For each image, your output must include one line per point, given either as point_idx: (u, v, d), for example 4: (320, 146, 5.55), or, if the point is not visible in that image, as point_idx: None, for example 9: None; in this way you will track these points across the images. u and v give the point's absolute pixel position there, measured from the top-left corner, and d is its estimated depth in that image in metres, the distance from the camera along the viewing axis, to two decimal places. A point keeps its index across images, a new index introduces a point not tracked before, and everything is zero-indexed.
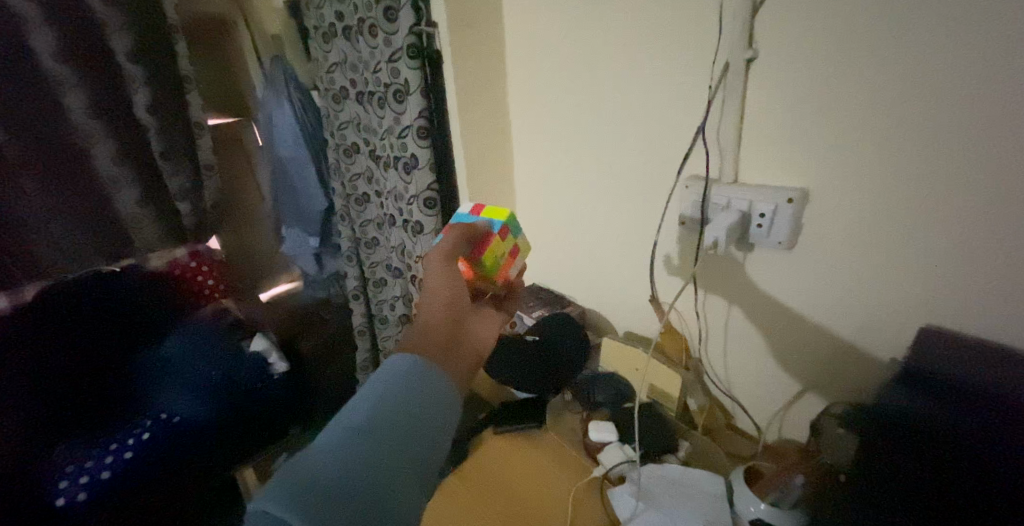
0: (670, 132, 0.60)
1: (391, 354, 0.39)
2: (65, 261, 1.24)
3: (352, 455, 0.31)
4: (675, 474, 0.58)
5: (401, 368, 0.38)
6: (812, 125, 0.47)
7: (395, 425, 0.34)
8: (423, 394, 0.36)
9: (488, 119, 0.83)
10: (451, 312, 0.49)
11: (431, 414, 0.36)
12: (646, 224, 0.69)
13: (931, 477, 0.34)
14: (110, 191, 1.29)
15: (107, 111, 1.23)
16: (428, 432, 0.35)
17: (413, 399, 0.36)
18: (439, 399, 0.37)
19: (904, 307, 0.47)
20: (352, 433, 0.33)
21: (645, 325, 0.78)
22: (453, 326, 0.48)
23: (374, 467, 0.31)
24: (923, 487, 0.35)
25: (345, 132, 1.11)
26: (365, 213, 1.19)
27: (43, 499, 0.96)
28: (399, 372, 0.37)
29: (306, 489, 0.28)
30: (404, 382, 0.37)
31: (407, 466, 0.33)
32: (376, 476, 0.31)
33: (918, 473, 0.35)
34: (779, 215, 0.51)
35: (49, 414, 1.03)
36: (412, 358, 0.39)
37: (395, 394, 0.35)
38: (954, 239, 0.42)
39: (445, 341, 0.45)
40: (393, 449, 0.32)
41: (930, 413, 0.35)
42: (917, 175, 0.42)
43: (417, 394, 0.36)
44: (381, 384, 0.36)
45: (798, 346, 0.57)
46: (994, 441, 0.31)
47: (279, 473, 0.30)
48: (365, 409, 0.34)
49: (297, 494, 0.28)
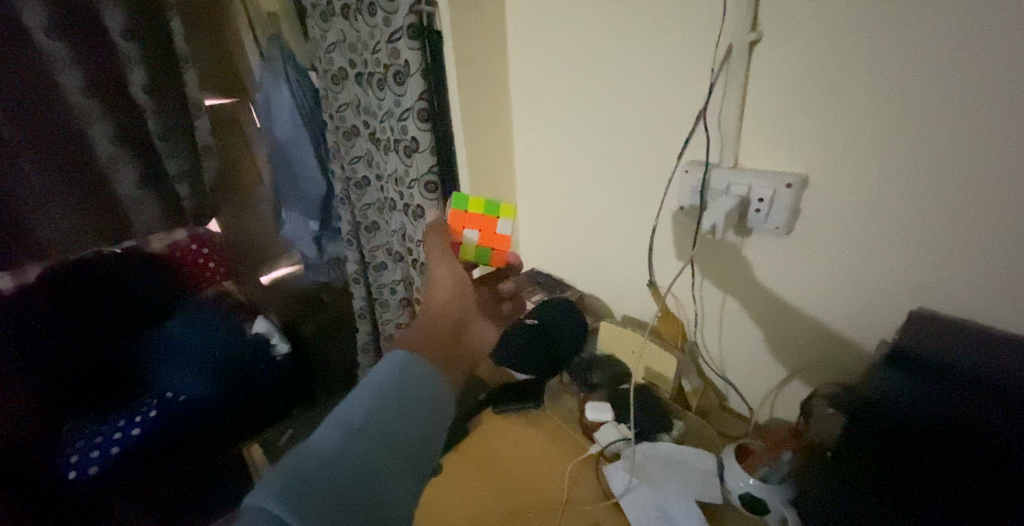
0: (674, 113, 0.59)
1: (386, 352, 0.40)
2: (66, 242, 1.25)
3: (346, 454, 0.31)
4: (668, 451, 0.60)
5: (396, 365, 0.38)
6: (816, 109, 0.47)
7: (389, 426, 0.34)
8: (416, 392, 0.36)
9: (490, 99, 0.82)
10: (450, 317, 0.49)
11: (425, 413, 0.36)
12: (646, 208, 0.69)
13: (925, 476, 0.34)
14: (107, 174, 1.28)
15: (105, 92, 1.22)
16: (421, 428, 0.35)
17: (408, 399, 0.36)
18: (445, 403, 0.38)
19: (897, 292, 0.48)
20: (353, 431, 0.33)
21: (643, 307, 0.79)
22: (456, 326, 0.48)
23: (371, 468, 0.31)
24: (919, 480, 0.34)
25: (343, 114, 1.09)
26: (365, 196, 1.19)
27: (57, 473, 0.97)
28: (392, 369, 0.37)
29: (307, 489, 0.28)
30: (403, 381, 0.37)
31: (401, 468, 0.33)
32: (371, 474, 0.31)
33: (909, 472, 0.35)
34: (776, 200, 0.51)
35: (57, 394, 1.05)
36: (404, 354, 0.39)
37: (391, 395, 0.35)
38: (953, 223, 0.42)
39: (448, 341, 0.45)
40: (396, 456, 0.33)
41: (951, 411, 0.33)
42: (921, 160, 0.42)
43: (423, 403, 0.36)
44: (379, 381, 0.37)
45: (794, 331, 0.58)
46: (1018, 433, 0.30)
47: (277, 471, 0.30)
48: (362, 407, 0.34)
49: (296, 494, 0.28)
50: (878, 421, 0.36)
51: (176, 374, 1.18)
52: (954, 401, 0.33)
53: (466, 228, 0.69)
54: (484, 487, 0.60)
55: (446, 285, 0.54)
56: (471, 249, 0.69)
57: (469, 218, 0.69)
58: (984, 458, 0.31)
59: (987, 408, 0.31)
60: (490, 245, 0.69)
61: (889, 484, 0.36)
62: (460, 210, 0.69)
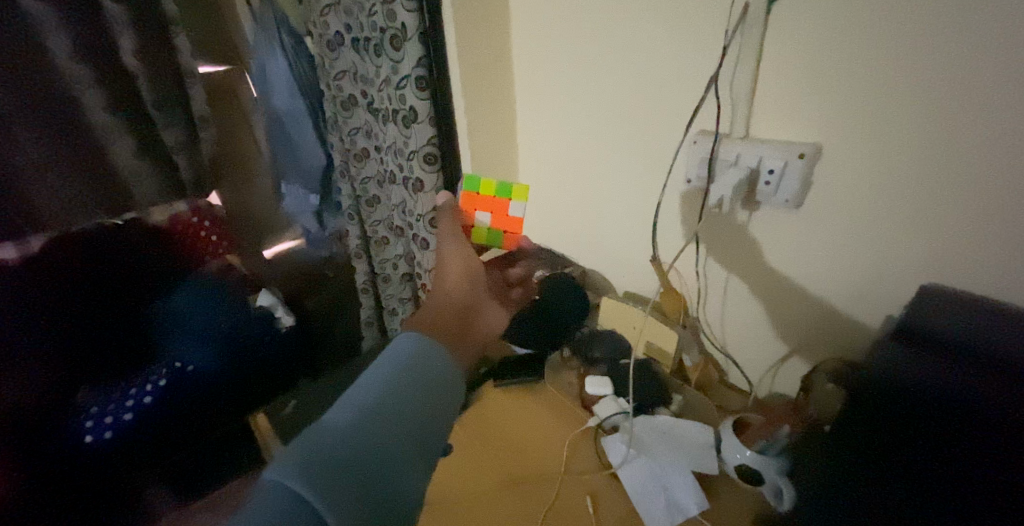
0: (683, 80, 0.57)
1: (399, 332, 0.41)
2: (67, 212, 1.15)
3: (361, 432, 0.31)
4: (666, 425, 0.60)
5: (409, 347, 0.38)
6: (832, 76, 0.45)
7: (403, 406, 0.34)
8: (425, 372, 0.37)
9: (492, 67, 0.79)
10: (461, 301, 0.50)
11: (436, 392, 0.36)
12: (651, 181, 0.67)
13: (928, 447, 0.31)
14: (103, 143, 1.21)
15: (95, 54, 1.17)
16: (434, 408, 0.36)
17: (419, 381, 0.36)
18: (453, 381, 0.39)
19: (907, 268, 0.47)
20: (367, 411, 0.33)
21: (646, 283, 0.78)
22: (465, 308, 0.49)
23: (388, 445, 0.31)
24: (901, 459, 0.32)
25: (341, 83, 1.06)
26: (365, 169, 1.16)
27: (69, 437, 0.99)
28: (404, 349, 0.38)
29: (329, 469, 0.28)
30: (416, 363, 0.37)
31: (414, 446, 0.33)
32: (388, 455, 0.31)
33: (922, 440, 0.31)
34: (788, 173, 0.49)
35: (64, 375, 0.96)
36: (416, 336, 0.40)
37: (404, 376, 0.36)
38: (971, 197, 0.40)
39: (457, 321, 0.46)
40: (412, 437, 0.33)
41: (929, 381, 0.33)
42: (940, 130, 0.40)
43: (434, 384, 0.37)
44: (393, 361, 0.37)
45: (800, 307, 0.57)
46: (995, 410, 0.29)
47: (292, 445, 0.30)
48: (376, 385, 0.34)
49: (315, 471, 0.27)
50: (878, 394, 0.35)
51: (186, 344, 1.19)
52: (954, 380, 0.32)
53: (478, 210, 0.71)
54: (483, 456, 0.61)
55: (460, 271, 0.55)
56: (483, 231, 0.72)
57: (480, 199, 0.70)
58: (970, 437, 0.30)
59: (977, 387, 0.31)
60: (501, 228, 0.71)
61: (885, 459, 0.33)
62: (471, 191, 0.70)
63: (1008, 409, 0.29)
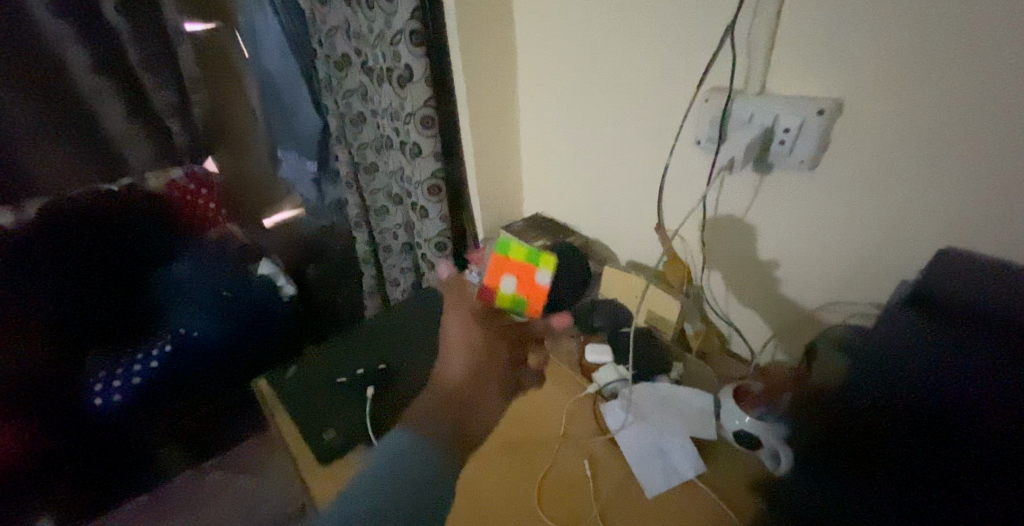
0: (694, 34, 0.54)
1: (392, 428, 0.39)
2: (64, 180, 1.25)
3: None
4: (666, 392, 0.60)
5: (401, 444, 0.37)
6: (855, 23, 0.41)
7: (397, 502, 0.34)
8: (416, 464, 0.36)
9: (491, 21, 0.75)
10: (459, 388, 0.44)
11: (431, 485, 0.36)
12: (658, 144, 0.65)
13: (897, 444, 0.29)
14: (95, 108, 1.25)
15: (79, 18, 1.17)
16: (431, 504, 0.35)
17: (409, 476, 0.35)
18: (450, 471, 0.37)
19: (924, 233, 0.44)
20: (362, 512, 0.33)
21: (650, 252, 0.77)
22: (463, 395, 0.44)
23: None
24: (891, 455, 0.29)
25: (334, 40, 1.01)
26: (362, 134, 1.13)
27: (84, 398, 1.05)
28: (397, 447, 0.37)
29: None
30: (408, 462, 0.36)
31: None
32: None
33: (894, 439, 0.29)
34: (805, 130, 0.47)
35: (74, 322, 1.12)
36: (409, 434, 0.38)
37: (397, 472, 0.35)
38: (994, 155, 0.37)
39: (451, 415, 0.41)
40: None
41: (921, 370, 0.28)
42: (966, 81, 0.37)
43: (428, 476, 0.36)
44: (387, 459, 0.36)
45: (810, 273, 0.56)
46: (971, 403, 0.25)
47: None
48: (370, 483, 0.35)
49: None
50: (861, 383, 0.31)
51: (191, 314, 1.19)
52: (949, 361, 0.27)
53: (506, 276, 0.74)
54: None
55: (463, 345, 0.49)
56: (507, 297, 0.74)
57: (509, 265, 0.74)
58: (947, 438, 0.26)
59: (963, 369, 0.26)
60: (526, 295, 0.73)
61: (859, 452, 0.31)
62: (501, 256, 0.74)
63: (987, 402, 0.25)
